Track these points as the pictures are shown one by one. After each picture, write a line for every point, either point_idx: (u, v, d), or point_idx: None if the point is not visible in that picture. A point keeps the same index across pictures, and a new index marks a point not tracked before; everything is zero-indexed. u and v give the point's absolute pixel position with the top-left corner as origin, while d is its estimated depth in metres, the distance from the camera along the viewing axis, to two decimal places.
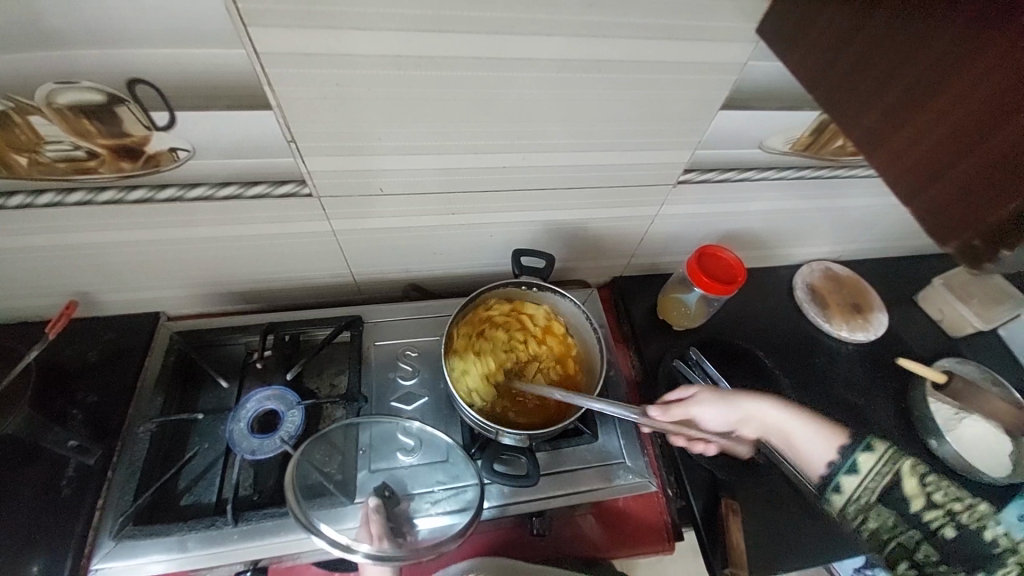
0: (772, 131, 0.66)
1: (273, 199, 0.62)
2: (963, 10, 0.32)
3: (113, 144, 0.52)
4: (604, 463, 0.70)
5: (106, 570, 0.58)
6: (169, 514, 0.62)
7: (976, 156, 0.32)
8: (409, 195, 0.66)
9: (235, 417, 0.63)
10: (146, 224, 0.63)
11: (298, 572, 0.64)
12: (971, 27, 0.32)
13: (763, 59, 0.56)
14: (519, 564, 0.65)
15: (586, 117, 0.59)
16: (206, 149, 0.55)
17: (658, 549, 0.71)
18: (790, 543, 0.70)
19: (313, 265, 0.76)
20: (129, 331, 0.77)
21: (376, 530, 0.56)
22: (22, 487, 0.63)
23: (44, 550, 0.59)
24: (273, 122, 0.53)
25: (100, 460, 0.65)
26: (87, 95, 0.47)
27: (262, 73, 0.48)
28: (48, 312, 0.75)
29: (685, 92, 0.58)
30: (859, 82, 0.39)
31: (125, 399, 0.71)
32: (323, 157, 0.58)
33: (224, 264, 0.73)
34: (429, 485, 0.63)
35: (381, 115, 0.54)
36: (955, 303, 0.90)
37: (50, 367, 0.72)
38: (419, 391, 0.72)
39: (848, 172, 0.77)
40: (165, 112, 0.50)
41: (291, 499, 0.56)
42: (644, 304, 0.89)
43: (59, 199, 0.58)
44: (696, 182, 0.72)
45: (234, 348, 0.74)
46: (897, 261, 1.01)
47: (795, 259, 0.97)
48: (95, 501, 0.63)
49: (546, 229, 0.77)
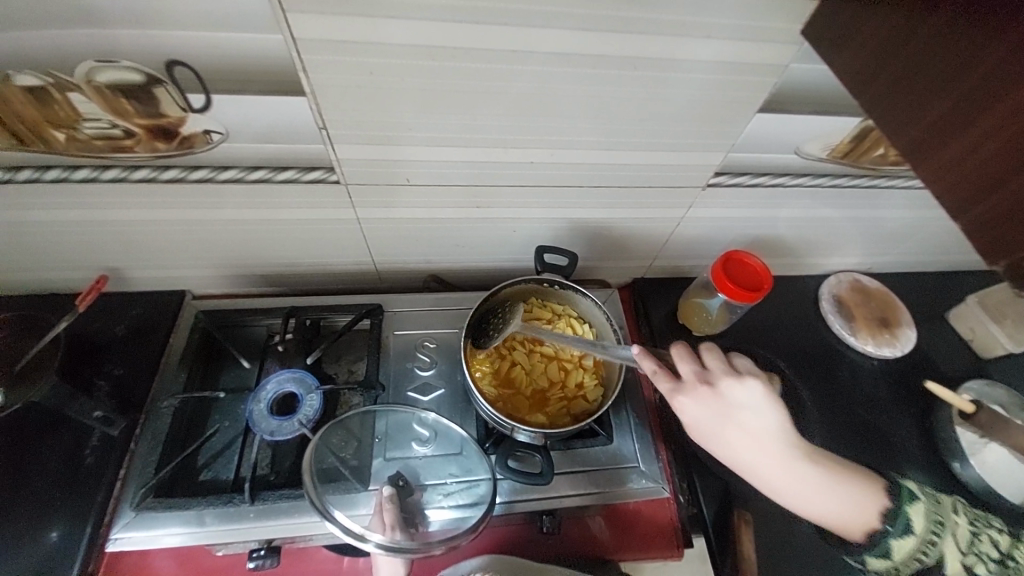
0: (810, 137, 0.64)
1: (301, 185, 0.63)
2: (1015, 22, 0.30)
3: (149, 124, 0.53)
4: (616, 466, 0.70)
5: (125, 539, 0.60)
6: (188, 488, 0.64)
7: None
8: (434, 186, 0.66)
9: (255, 398, 0.64)
10: (177, 204, 0.64)
11: (310, 553, 0.66)
12: (1021, 42, 0.30)
13: (807, 61, 0.54)
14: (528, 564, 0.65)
15: (618, 115, 0.58)
16: (239, 132, 0.55)
17: (668, 555, 0.70)
18: (804, 558, 0.68)
19: (336, 251, 0.76)
20: (156, 307, 0.78)
21: (389, 519, 0.57)
22: (50, 453, 0.65)
23: (68, 515, 0.62)
24: (305, 108, 0.53)
25: (124, 431, 0.67)
26: (127, 75, 0.48)
27: (297, 58, 0.48)
28: (80, 285, 0.77)
29: (723, 93, 0.56)
30: (907, 92, 0.37)
31: (150, 374, 0.72)
32: (352, 145, 0.58)
33: (249, 246, 0.74)
34: (441, 476, 0.64)
35: (411, 105, 0.54)
36: (986, 322, 0.86)
37: (80, 338, 0.74)
38: (435, 383, 0.73)
39: (886, 182, 0.74)
40: (200, 94, 0.50)
41: (308, 481, 0.57)
42: (664, 307, 0.88)
43: (94, 175, 0.59)
44: (726, 186, 0.71)
45: (255, 330, 0.75)
46: (930, 276, 0.98)
47: (823, 269, 0.95)
48: (119, 470, 0.65)
49: (570, 226, 0.77)
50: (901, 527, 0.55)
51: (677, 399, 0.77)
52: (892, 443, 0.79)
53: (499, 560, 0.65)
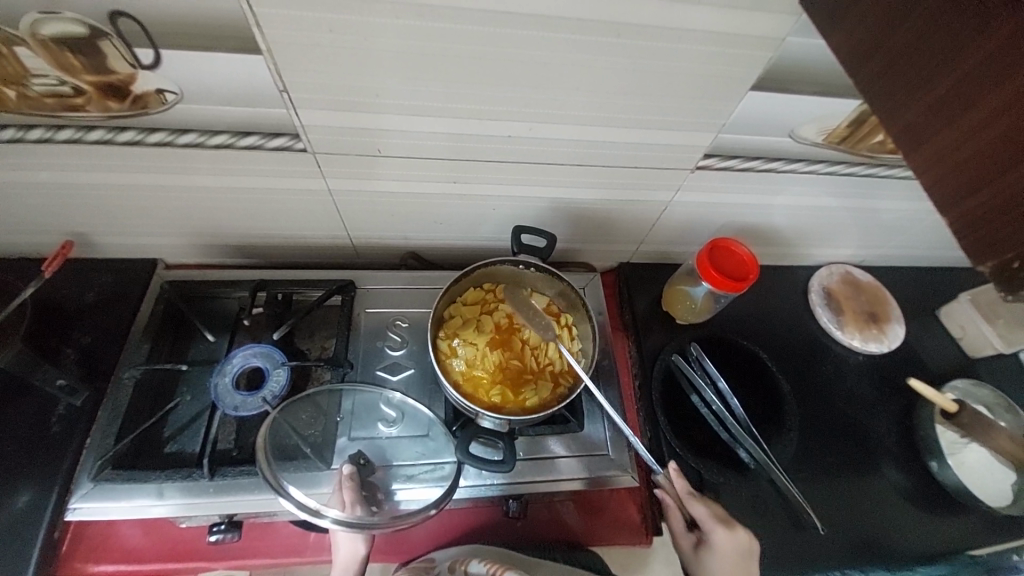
0: (806, 120, 0.60)
1: (267, 153, 0.60)
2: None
3: (99, 81, 0.49)
4: (586, 454, 0.68)
5: (83, 509, 0.59)
6: (152, 459, 0.63)
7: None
8: (409, 159, 0.63)
9: (220, 372, 0.63)
10: (137, 168, 0.61)
11: (274, 529, 0.66)
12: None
13: (805, 35, 0.51)
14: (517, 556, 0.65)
15: (602, 86, 0.54)
16: (196, 93, 0.52)
17: (635, 542, 0.70)
18: (771, 549, 0.68)
19: (309, 224, 0.74)
20: (125, 274, 0.76)
21: (348, 497, 0.57)
22: (13, 420, 0.64)
23: (29, 483, 0.61)
24: (264, 69, 0.50)
25: (88, 401, 0.66)
26: (70, 28, 0.45)
27: (250, 13, 0.44)
28: (45, 250, 0.75)
29: (714, 68, 0.53)
30: (903, 71, 0.33)
31: (116, 343, 0.71)
32: (318, 111, 0.55)
33: (218, 216, 0.71)
34: (407, 458, 0.63)
35: (378, 68, 0.50)
36: (978, 321, 0.85)
37: (46, 304, 0.72)
38: (405, 363, 0.71)
39: (884, 171, 0.71)
40: (150, 50, 0.47)
41: (259, 458, 0.57)
42: (647, 294, 0.86)
43: (48, 135, 0.56)
44: (716, 169, 0.68)
45: (226, 303, 0.73)
46: (925, 271, 0.95)
47: (814, 260, 0.92)
48: (84, 439, 0.64)
49: (552, 206, 0.74)
50: None
51: (654, 388, 0.75)
52: (870, 440, 0.78)
53: (489, 549, 0.66)
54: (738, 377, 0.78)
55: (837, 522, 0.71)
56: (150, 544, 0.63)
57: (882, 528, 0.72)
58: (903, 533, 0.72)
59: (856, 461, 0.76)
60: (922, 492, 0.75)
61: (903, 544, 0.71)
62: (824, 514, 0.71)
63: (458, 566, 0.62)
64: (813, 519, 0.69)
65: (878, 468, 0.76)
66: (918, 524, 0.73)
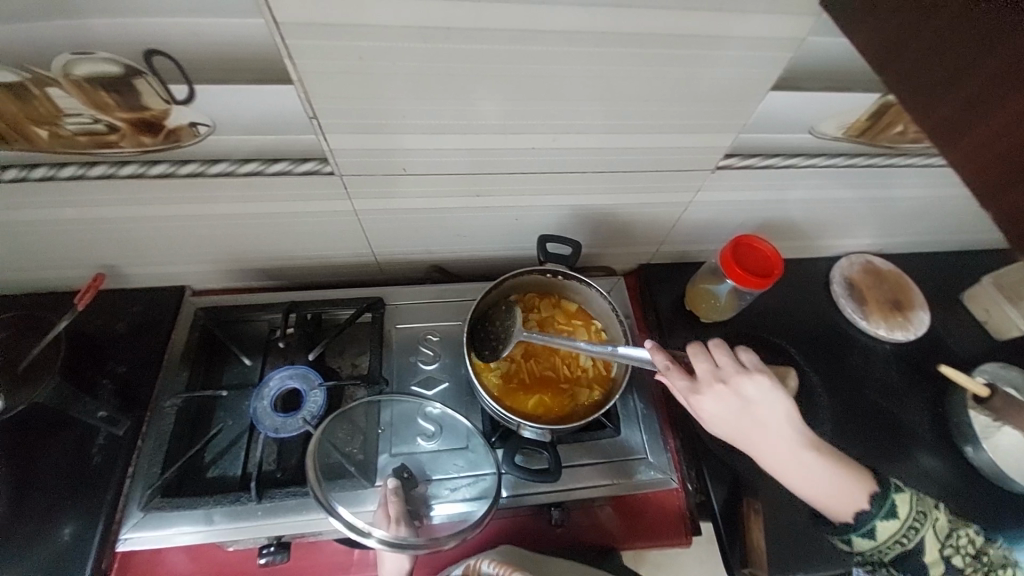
0: (825, 115, 0.61)
1: (294, 178, 0.60)
2: None
3: (132, 118, 0.50)
4: (625, 458, 0.70)
5: (135, 538, 0.61)
6: (196, 485, 0.64)
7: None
8: (433, 175, 0.63)
9: (259, 395, 0.64)
10: (168, 200, 0.62)
11: (318, 547, 0.66)
12: None
13: (825, 34, 0.51)
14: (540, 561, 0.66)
15: (619, 97, 0.55)
16: (227, 125, 0.53)
17: (674, 541, 0.71)
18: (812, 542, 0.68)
19: (335, 244, 0.75)
20: (155, 302, 0.77)
21: (393, 512, 0.57)
22: (56, 453, 0.65)
23: (76, 514, 0.61)
24: (294, 97, 0.51)
25: (129, 430, 0.67)
26: (105, 68, 0.46)
27: (282, 45, 0.45)
28: (78, 283, 0.76)
29: (735, 70, 0.53)
30: (939, 68, 0.33)
31: (153, 371, 0.71)
32: (345, 135, 0.56)
33: (246, 242, 0.72)
34: (448, 471, 0.64)
35: (403, 90, 0.51)
36: (1003, 304, 0.84)
37: (81, 337, 0.73)
38: (439, 376, 0.72)
39: (904, 160, 0.71)
40: (183, 86, 0.48)
41: (310, 478, 0.56)
42: (671, 293, 0.86)
43: (82, 172, 0.57)
44: (737, 168, 0.68)
45: (258, 325, 0.74)
46: (946, 256, 0.95)
47: (834, 251, 0.92)
48: (127, 468, 0.65)
49: (574, 214, 0.74)
50: (886, 510, 0.55)
51: None
52: (902, 427, 0.78)
53: (510, 549, 0.66)
54: None
55: None
56: (198, 568, 0.64)
57: None
58: None
59: (890, 449, 0.76)
60: (958, 476, 0.75)
61: None
62: None
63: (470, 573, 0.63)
64: None
65: (914, 457, 0.76)
66: (958, 509, 0.73)
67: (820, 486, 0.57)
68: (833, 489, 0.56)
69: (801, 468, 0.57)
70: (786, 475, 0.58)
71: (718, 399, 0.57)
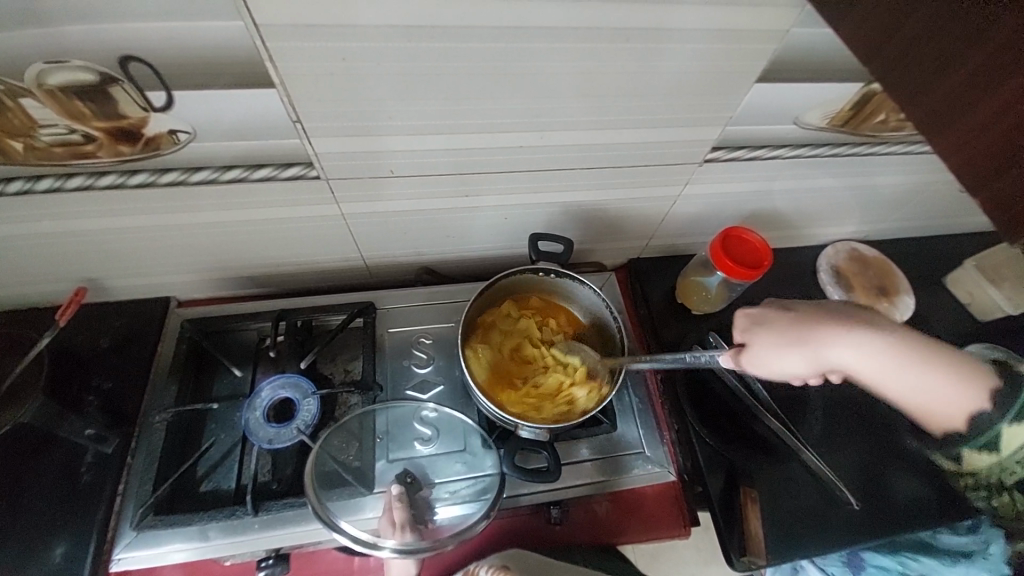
0: (809, 106, 0.61)
1: (279, 183, 0.59)
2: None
3: (109, 127, 0.49)
4: (622, 453, 0.70)
5: (128, 559, 0.59)
6: (189, 501, 0.62)
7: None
8: (421, 177, 0.63)
9: (250, 406, 0.62)
10: (150, 209, 0.61)
11: (318, 557, 0.65)
12: None
13: (808, 26, 0.52)
14: (545, 562, 0.66)
15: (605, 92, 0.55)
16: (208, 131, 0.52)
17: (674, 533, 0.71)
18: (807, 528, 0.69)
19: (323, 250, 0.74)
20: (140, 315, 0.75)
21: (399, 519, 0.57)
22: (43, 473, 0.63)
23: (67, 534, 0.60)
24: (276, 101, 0.50)
25: (119, 447, 0.65)
26: (79, 76, 0.44)
27: (262, 47, 0.44)
28: (58, 298, 0.74)
29: (721, 63, 0.53)
30: (925, 57, 0.33)
31: (141, 385, 0.70)
32: (329, 138, 0.55)
33: (231, 250, 0.71)
34: (448, 474, 0.63)
35: (388, 90, 0.50)
36: (985, 285, 0.86)
37: (64, 353, 0.71)
38: (434, 379, 0.71)
39: (886, 148, 0.72)
40: (162, 92, 0.46)
41: (308, 493, 0.56)
42: (663, 287, 0.86)
43: (59, 184, 0.55)
44: (724, 161, 0.68)
45: (246, 335, 0.73)
46: (928, 241, 0.97)
47: (820, 240, 0.93)
48: (116, 486, 0.63)
49: (563, 211, 0.74)
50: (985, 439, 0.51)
51: (678, 380, 0.76)
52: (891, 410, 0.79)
53: (515, 553, 0.66)
54: None
55: (867, 494, 0.72)
56: None
57: (914, 494, 0.73)
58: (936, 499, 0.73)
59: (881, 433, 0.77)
60: None
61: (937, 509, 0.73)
62: (857, 490, 0.73)
63: None
64: (847, 495, 0.71)
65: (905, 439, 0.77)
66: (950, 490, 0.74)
67: (920, 382, 0.53)
68: (944, 387, 0.52)
69: (892, 366, 0.54)
70: (885, 381, 0.54)
71: (779, 346, 0.56)
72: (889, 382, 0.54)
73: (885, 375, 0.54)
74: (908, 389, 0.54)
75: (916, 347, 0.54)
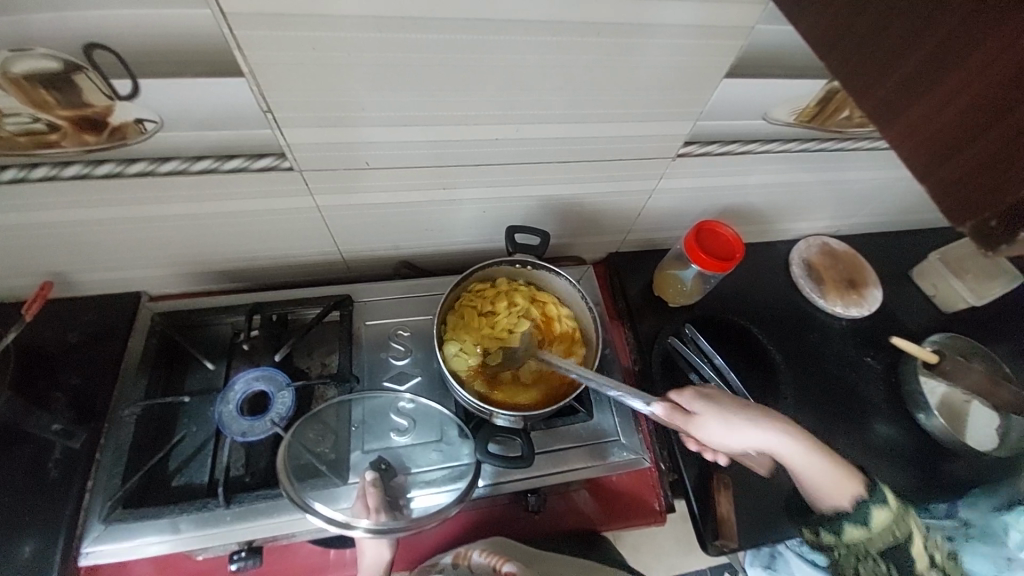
0: (777, 102, 0.63)
1: (252, 174, 0.59)
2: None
3: (74, 115, 0.48)
4: (600, 440, 0.70)
5: (96, 553, 0.58)
6: (161, 495, 0.62)
7: (998, 130, 0.28)
8: (397, 169, 0.63)
9: (224, 399, 0.62)
10: (119, 201, 0.60)
11: (294, 550, 0.66)
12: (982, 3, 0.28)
13: (773, 22, 0.53)
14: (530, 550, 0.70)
15: (579, 85, 0.56)
16: (177, 120, 0.51)
17: (651, 522, 0.73)
18: (774, 512, 0.71)
19: (300, 243, 0.73)
20: (111, 310, 0.74)
21: (372, 503, 0.58)
22: (9, 470, 0.62)
23: (37, 530, 0.59)
24: (247, 90, 0.49)
25: (87, 443, 0.64)
26: (42, 63, 0.43)
27: (231, 36, 0.44)
28: (24, 293, 0.72)
29: (691, 58, 0.54)
30: (876, 51, 0.34)
31: (112, 379, 0.69)
32: (302, 129, 0.54)
33: (204, 243, 0.70)
34: (425, 463, 0.63)
35: (361, 81, 0.50)
36: (948, 278, 0.90)
37: (31, 349, 0.70)
38: (411, 371, 0.72)
39: (853, 144, 0.74)
40: (127, 80, 0.46)
41: (286, 484, 0.56)
42: (640, 281, 0.88)
43: (22, 174, 0.54)
44: (697, 155, 0.70)
45: (221, 328, 0.72)
46: (896, 235, 1.00)
47: (793, 234, 0.96)
48: (85, 483, 0.62)
49: (540, 204, 0.75)
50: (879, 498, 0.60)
51: (655, 371, 0.78)
52: (859, 399, 0.82)
53: (500, 540, 0.69)
54: (730, 355, 0.82)
55: None
56: None
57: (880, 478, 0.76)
58: (900, 484, 0.76)
59: (849, 420, 0.80)
60: (912, 444, 0.79)
61: (900, 493, 0.75)
62: None
63: (460, 560, 0.66)
64: None
65: (871, 426, 0.80)
66: (914, 476, 0.77)
67: (814, 472, 0.62)
68: (829, 473, 0.61)
69: (809, 455, 0.61)
70: (798, 465, 0.62)
71: (730, 417, 0.61)
72: (813, 473, 0.62)
73: (802, 459, 0.62)
74: (815, 474, 0.61)
75: (840, 463, 0.63)
